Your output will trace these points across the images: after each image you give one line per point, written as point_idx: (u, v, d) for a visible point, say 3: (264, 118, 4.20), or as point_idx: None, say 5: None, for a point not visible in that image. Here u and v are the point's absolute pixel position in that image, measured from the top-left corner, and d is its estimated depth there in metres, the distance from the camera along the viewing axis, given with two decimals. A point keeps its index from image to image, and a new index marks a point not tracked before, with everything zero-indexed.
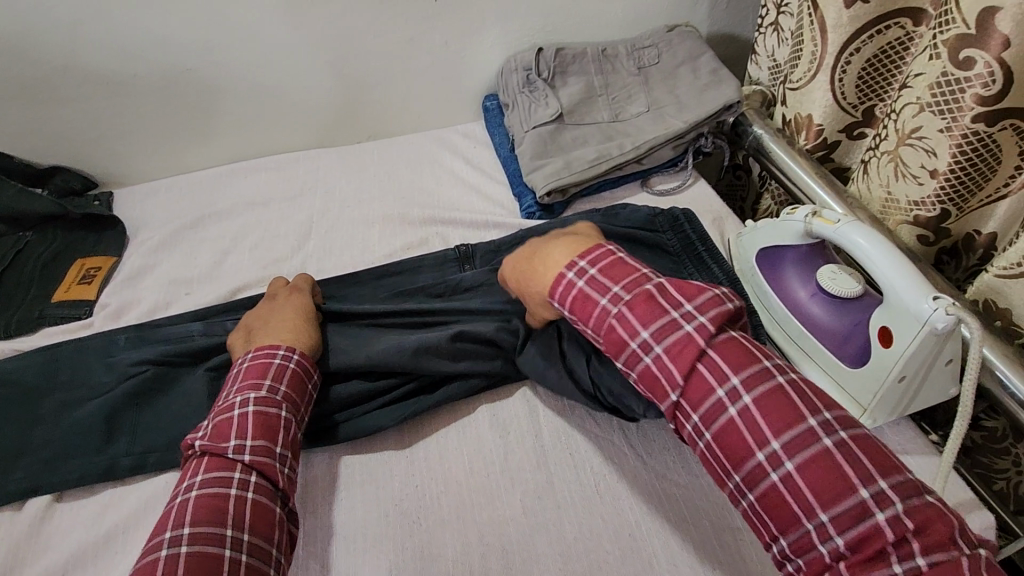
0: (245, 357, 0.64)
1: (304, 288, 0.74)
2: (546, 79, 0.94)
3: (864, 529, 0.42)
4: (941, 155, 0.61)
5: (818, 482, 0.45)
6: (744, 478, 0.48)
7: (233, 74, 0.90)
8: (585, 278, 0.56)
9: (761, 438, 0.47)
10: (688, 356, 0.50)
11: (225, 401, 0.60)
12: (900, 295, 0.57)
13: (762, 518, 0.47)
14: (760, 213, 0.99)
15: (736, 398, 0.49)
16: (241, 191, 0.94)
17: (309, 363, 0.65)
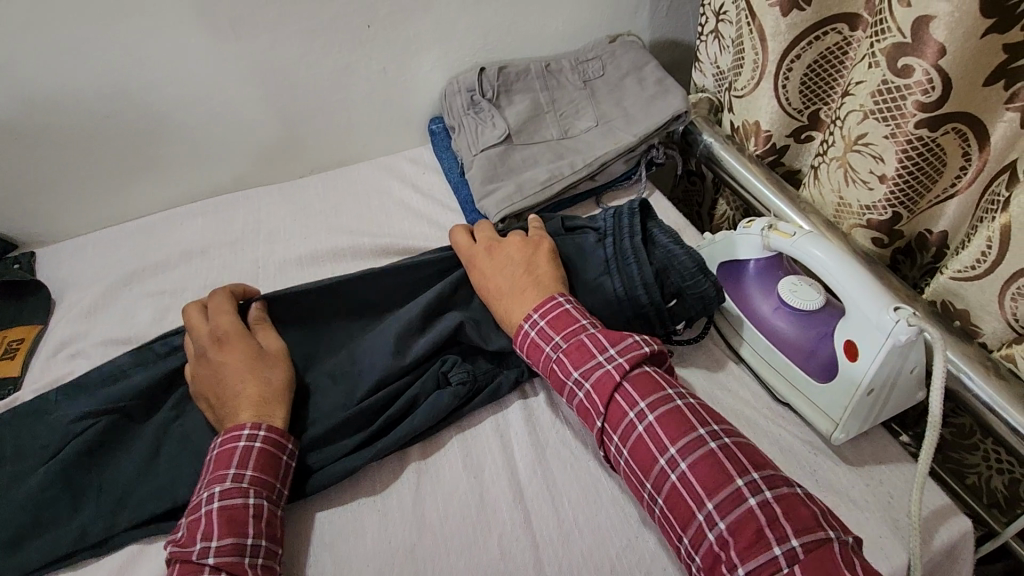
0: (213, 443, 0.58)
1: (237, 330, 0.64)
2: (490, 99, 0.91)
3: (743, 512, 0.48)
4: (888, 160, 0.61)
5: (707, 477, 0.50)
6: (652, 485, 0.53)
7: (157, 117, 0.85)
8: (536, 326, 0.62)
9: (662, 446, 0.53)
10: (608, 385, 0.57)
11: (194, 497, 0.55)
12: (861, 308, 0.57)
13: (669, 521, 0.52)
14: (717, 219, 0.99)
15: (642, 417, 0.55)
16: (177, 240, 0.89)
17: (279, 435, 0.59)
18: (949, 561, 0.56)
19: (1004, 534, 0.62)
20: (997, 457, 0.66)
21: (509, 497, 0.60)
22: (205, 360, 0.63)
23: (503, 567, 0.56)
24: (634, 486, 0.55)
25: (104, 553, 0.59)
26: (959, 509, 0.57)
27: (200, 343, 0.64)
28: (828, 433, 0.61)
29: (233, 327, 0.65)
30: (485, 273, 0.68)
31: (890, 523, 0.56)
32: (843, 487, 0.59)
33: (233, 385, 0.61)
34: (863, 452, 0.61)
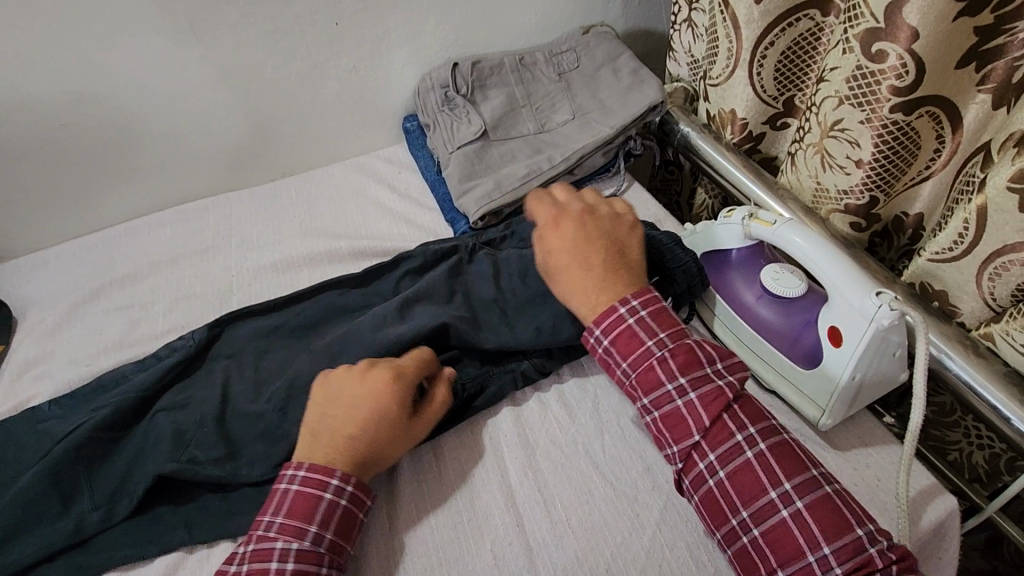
0: (298, 469, 0.55)
1: (413, 372, 0.60)
2: (465, 94, 0.90)
3: (860, 561, 0.48)
4: (864, 145, 0.61)
5: (825, 520, 0.49)
6: (754, 514, 0.51)
7: (117, 125, 0.81)
8: (635, 316, 0.58)
9: (774, 478, 0.52)
10: (718, 403, 0.55)
11: (264, 534, 0.52)
12: (844, 294, 0.57)
13: (763, 552, 0.51)
14: (696, 208, 0.99)
15: (753, 443, 0.53)
16: (146, 252, 0.86)
17: (364, 494, 0.56)
18: (936, 540, 0.57)
19: (986, 510, 0.64)
20: (978, 433, 0.67)
21: (501, 501, 0.60)
22: (362, 378, 0.59)
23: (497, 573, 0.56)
24: (720, 510, 0.53)
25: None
26: (944, 487, 0.58)
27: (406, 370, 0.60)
28: (815, 420, 0.61)
29: (413, 366, 0.60)
30: (562, 243, 0.63)
31: (878, 506, 0.57)
32: (831, 472, 0.59)
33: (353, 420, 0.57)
34: (849, 436, 0.62)
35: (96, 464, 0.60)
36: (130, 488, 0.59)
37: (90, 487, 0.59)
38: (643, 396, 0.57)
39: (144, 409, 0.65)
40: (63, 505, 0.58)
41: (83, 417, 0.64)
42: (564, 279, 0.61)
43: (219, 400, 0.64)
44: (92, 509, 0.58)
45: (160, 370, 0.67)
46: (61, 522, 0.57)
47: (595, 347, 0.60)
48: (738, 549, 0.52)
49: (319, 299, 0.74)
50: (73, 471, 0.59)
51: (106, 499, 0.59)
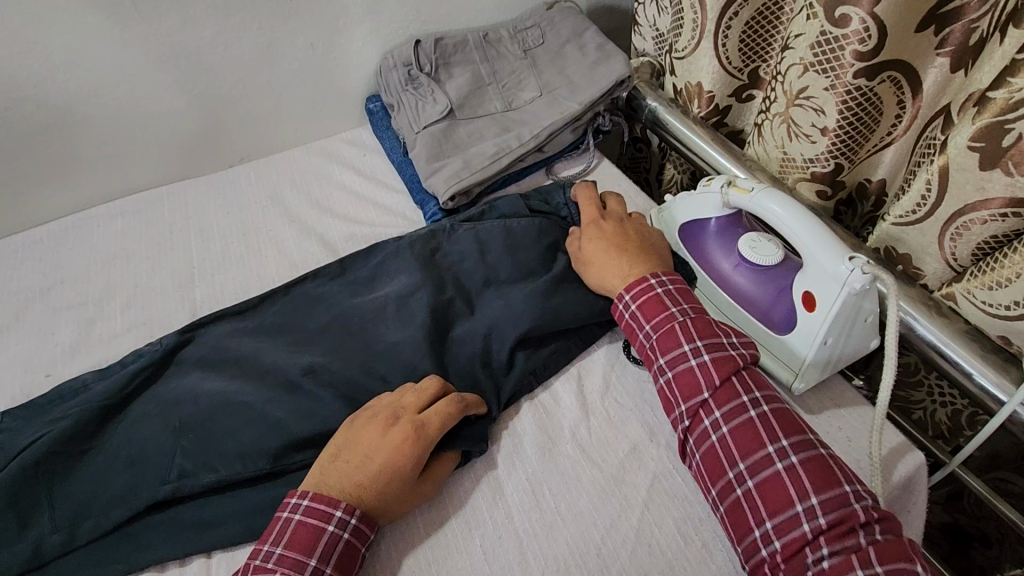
0: (301, 497, 0.52)
1: (435, 433, 0.56)
2: (429, 73, 0.87)
3: (845, 510, 0.48)
4: (828, 113, 0.62)
5: (817, 473, 0.50)
6: (749, 465, 0.52)
7: (57, 114, 0.76)
8: (663, 288, 0.62)
9: (773, 436, 0.53)
10: (728, 366, 0.57)
11: (261, 564, 0.49)
12: (817, 258, 0.58)
13: (754, 503, 0.51)
14: (665, 184, 0.99)
15: (756, 404, 0.55)
16: (98, 246, 0.81)
17: (368, 524, 0.53)
18: (907, 495, 0.59)
19: (950, 464, 0.66)
20: (941, 390, 0.70)
21: (487, 491, 0.59)
22: (384, 428, 0.55)
23: (484, 557, 0.55)
24: (716, 463, 0.54)
25: None
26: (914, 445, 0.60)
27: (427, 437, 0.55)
28: (789, 384, 0.62)
29: (435, 424, 0.56)
30: (601, 234, 0.67)
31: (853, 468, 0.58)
32: None
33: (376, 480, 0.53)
34: (822, 400, 0.63)
35: (56, 480, 0.57)
36: (95, 505, 0.56)
37: (51, 507, 0.56)
38: (659, 357, 0.59)
39: (106, 420, 0.61)
40: (20, 527, 0.54)
41: (38, 431, 0.60)
42: (600, 263, 0.66)
43: (186, 403, 0.61)
44: (53, 532, 0.55)
45: (122, 376, 0.63)
46: (20, 546, 0.54)
47: (622, 314, 0.63)
48: (731, 503, 0.52)
49: (299, 294, 0.72)
50: (32, 489, 0.56)
51: (68, 520, 0.55)
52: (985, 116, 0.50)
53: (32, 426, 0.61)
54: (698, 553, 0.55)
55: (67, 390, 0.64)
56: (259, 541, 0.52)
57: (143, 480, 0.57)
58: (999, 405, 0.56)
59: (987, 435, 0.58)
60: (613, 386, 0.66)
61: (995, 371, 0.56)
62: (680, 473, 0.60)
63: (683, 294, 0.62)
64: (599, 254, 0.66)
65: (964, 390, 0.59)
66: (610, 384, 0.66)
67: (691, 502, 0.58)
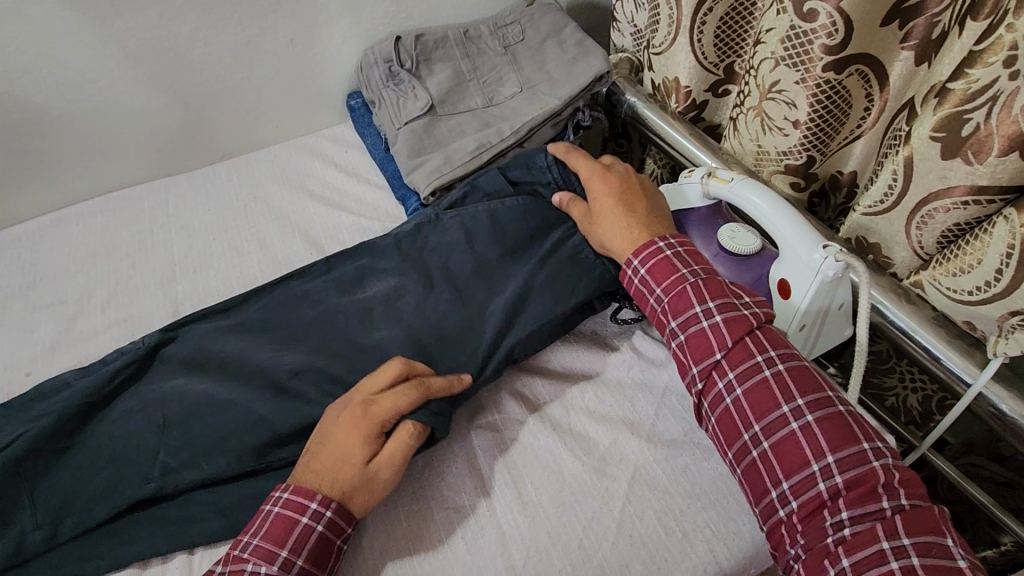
0: (282, 490, 0.53)
1: (386, 415, 0.55)
2: (409, 69, 0.88)
3: (863, 470, 0.49)
4: (800, 106, 0.63)
5: (834, 432, 0.51)
6: (765, 427, 0.53)
7: (35, 110, 0.76)
8: (672, 250, 0.60)
9: (788, 396, 0.53)
10: (742, 327, 0.56)
11: (238, 555, 0.50)
12: (793, 247, 0.59)
13: (770, 464, 0.52)
14: (645, 178, 1.01)
15: (772, 364, 0.54)
16: (78, 244, 0.81)
17: (345, 518, 0.53)
18: None
19: (922, 448, 0.68)
20: (912, 376, 0.73)
21: (470, 485, 0.60)
22: (338, 413, 0.56)
23: (469, 554, 0.56)
24: (731, 426, 0.55)
25: None
26: (885, 431, 0.62)
27: (374, 417, 0.55)
28: None
29: (386, 404, 0.56)
30: (608, 190, 0.66)
31: None
32: None
33: (341, 467, 0.53)
34: None
35: (39, 478, 0.57)
36: (81, 502, 0.56)
37: (35, 503, 0.56)
38: (673, 320, 0.58)
39: (89, 416, 0.61)
40: (1, 526, 0.54)
41: (19, 430, 0.59)
42: (606, 220, 0.65)
43: (169, 399, 0.61)
44: (36, 529, 0.54)
45: (106, 372, 0.63)
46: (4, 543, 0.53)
47: (632, 280, 0.62)
48: (748, 464, 0.54)
49: (283, 290, 0.71)
50: (16, 486, 0.56)
51: (50, 518, 0.55)
52: (946, 107, 0.52)
53: (12, 423, 0.61)
54: (677, 544, 0.56)
55: (50, 387, 0.64)
56: (243, 529, 0.53)
57: (128, 477, 0.57)
58: (965, 388, 0.58)
59: (954, 418, 0.59)
60: (593, 380, 0.67)
61: (961, 355, 0.58)
62: (659, 463, 0.61)
63: (693, 254, 0.61)
64: (606, 213, 0.65)
65: (932, 374, 0.61)
66: (588, 381, 0.67)
67: (671, 493, 0.59)
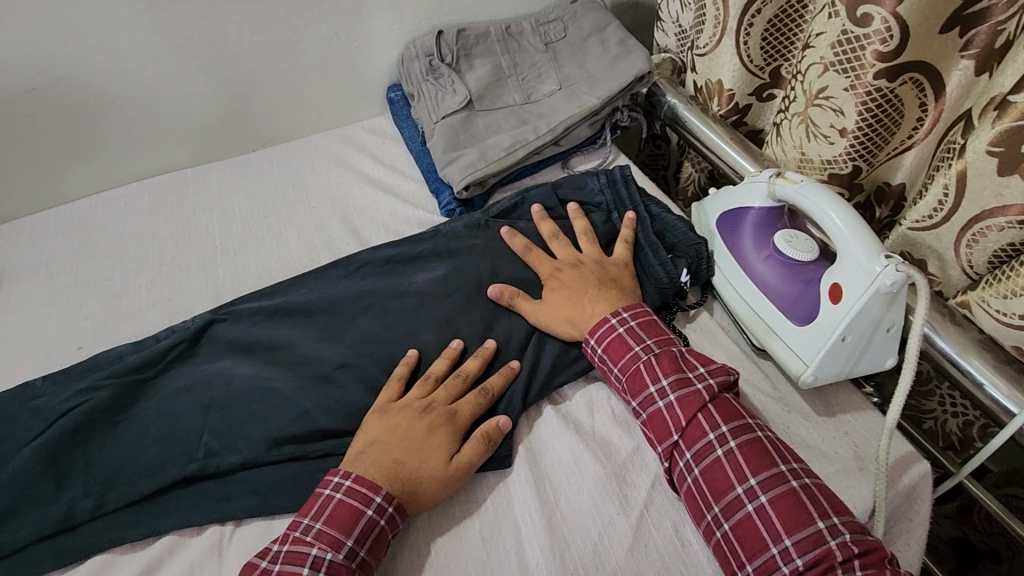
0: (344, 478, 0.54)
1: (467, 419, 0.60)
2: (450, 63, 0.88)
3: (820, 553, 0.49)
4: (848, 113, 0.62)
5: (789, 513, 0.51)
6: (723, 508, 0.53)
7: (95, 92, 0.79)
8: (624, 326, 0.63)
9: (742, 475, 0.53)
10: (694, 404, 0.57)
11: (300, 537, 0.51)
12: (853, 252, 0.57)
13: (733, 547, 0.52)
14: (682, 181, 0.99)
15: (723, 441, 0.55)
16: (130, 223, 0.84)
17: (401, 515, 0.54)
18: (908, 502, 0.58)
19: (957, 475, 0.65)
20: (953, 400, 0.70)
21: (491, 481, 0.60)
22: (417, 416, 0.58)
23: (485, 553, 0.56)
24: (695, 508, 0.55)
25: (71, 561, 0.55)
26: (921, 455, 0.60)
27: (458, 414, 0.59)
28: (798, 374, 0.61)
29: (468, 408, 0.60)
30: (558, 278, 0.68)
31: (859, 472, 0.58)
32: (813, 442, 0.60)
33: (414, 463, 0.56)
34: (829, 404, 0.63)
35: (88, 446, 0.59)
36: (125, 473, 0.58)
37: (84, 470, 0.58)
38: (631, 400, 0.60)
39: (135, 390, 0.63)
40: (55, 489, 0.57)
41: (69, 398, 0.62)
42: (559, 304, 0.66)
43: (209, 379, 0.64)
44: (84, 496, 0.57)
45: (153, 350, 0.66)
46: (54, 507, 0.56)
47: (592, 356, 0.64)
48: (715, 544, 0.53)
49: (322, 280, 0.73)
50: (68, 452, 0.59)
51: (99, 487, 0.57)
52: (1005, 121, 0.50)
53: (65, 389, 0.63)
54: (696, 556, 0.55)
55: (102, 360, 0.66)
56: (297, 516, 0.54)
57: (171, 451, 0.59)
58: (1009, 418, 0.54)
59: (996, 447, 0.56)
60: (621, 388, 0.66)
61: (1008, 383, 0.55)
62: None
63: (645, 329, 0.63)
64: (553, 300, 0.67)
65: (973, 400, 0.58)
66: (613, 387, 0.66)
67: None
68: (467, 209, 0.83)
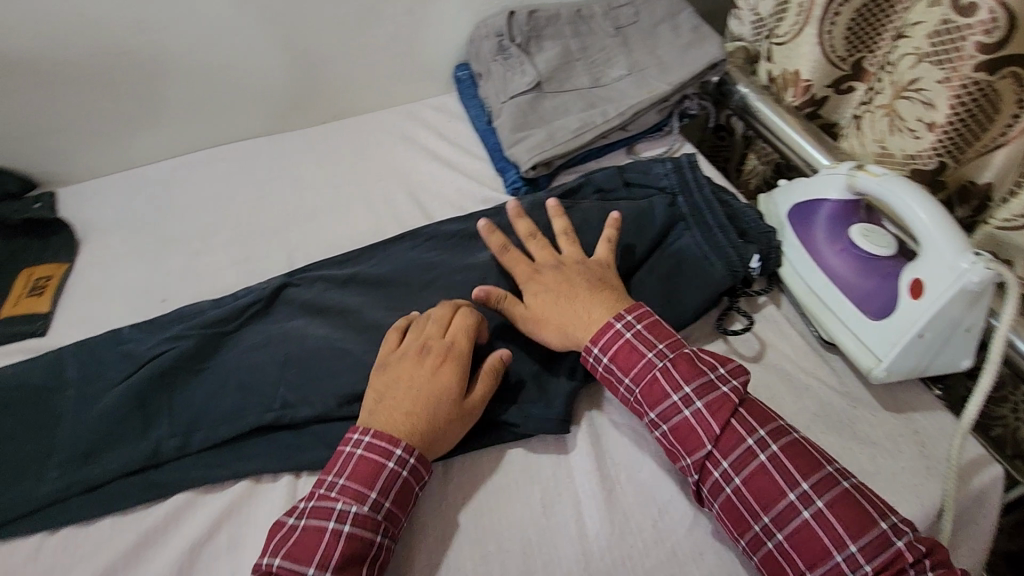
0: (362, 434, 0.55)
1: (467, 350, 0.60)
2: (520, 44, 0.89)
3: (888, 555, 0.47)
4: (939, 107, 0.60)
5: (849, 516, 0.49)
6: (774, 518, 0.51)
7: (181, 59, 0.83)
8: (632, 330, 0.59)
9: (791, 480, 0.51)
10: (726, 409, 0.55)
11: (325, 494, 0.52)
12: (938, 248, 0.56)
13: (789, 557, 0.50)
14: (745, 174, 0.98)
15: (764, 445, 0.53)
16: (207, 186, 0.87)
17: (424, 463, 0.55)
18: (977, 505, 0.58)
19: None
20: None
21: (552, 453, 0.61)
22: (416, 361, 0.58)
23: (545, 520, 0.57)
24: (738, 521, 0.52)
25: (156, 497, 0.58)
26: (994, 460, 0.58)
27: (457, 350, 0.59)
28: (869, 369, 0.60)
29: (464, 340, 0.60)
30: (547, 285, 0.63)
31: (928, 471, 0.57)
32: (880, 439, 0.59)
33: (426, 406, 0.56)
34: (899, 402, 0.62)
35: (173, 392, 0.63)
36: (205, 419, 0.61)
37: (169, 414, 0.62)
38: (652, 410, 0.57)
39: (214, 343, 0.66)
40: (143, 429, 0.61)
41: (155, 346, 0.65)
42: (559, 312, 0.61)
43: (284, 337, 0.66)
44: (169, 437, 0.60)
45: (231, 306, 0.69)
46: (142, 445, 0.59)
47: (595, 368, 0.60)
48: (765, 555, 0.51)
49: (392, 251, 0.75)
50: (155, 395, 0.62)
51: (182, 429, 0.61)
52: None
53: (150, 338, 0.67)
54: None
55: (184, 313, 0.70)
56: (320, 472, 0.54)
57: (249, 402, 0.62)
58: None
59: None
60: None
61: None
62: None
63: (657, 331, 0.59)
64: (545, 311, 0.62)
65: None
66: None
67: None
68: (532, 189, 0.84)
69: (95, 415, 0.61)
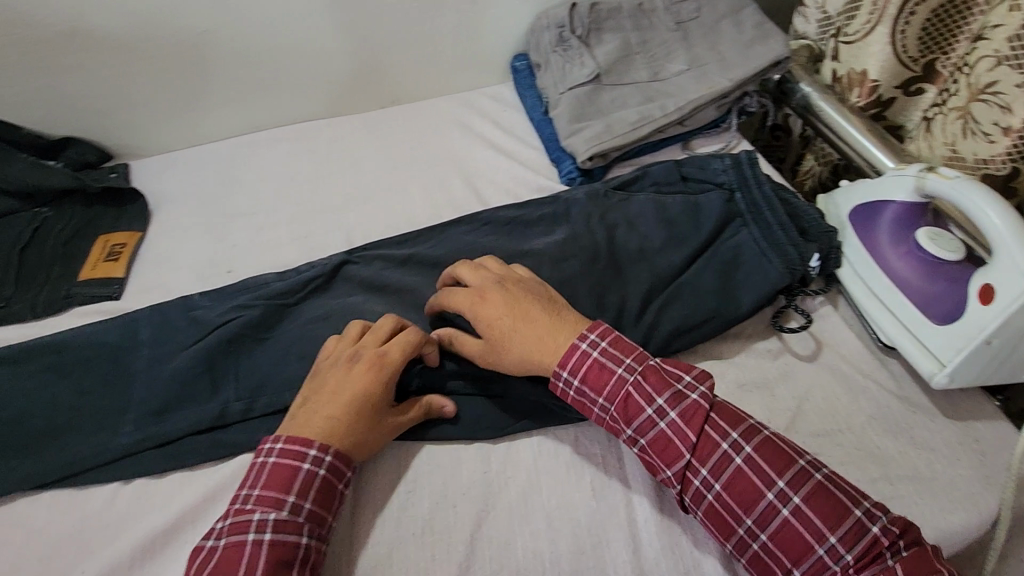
0: (275, 442, 0.53)
1: (399, 361, 0.58)
2: (580, 36, 0.89)
3: (866, 542, 0.47)
4: (1017, 111, 0.59)
5: (825, 508, 0.48)
6: (756, 520, 0.49)
7: (252, 40, 0.86)
8: (597, 348, 0.56)
9: (768, 480, 0.50)
10: (697, 415, 0.52)
11: (240, 507, 0.50)
12: (1012, 253, 0.55)
13: (775, 555, 0.49)
14: (800, 175, 0.97)
15: (738, 447, 0.51)
16: (270, 164, 0.90)
17: (344, 465, 0.54)
18: None
19: None
20: None
21: (603, 438, 0.62)
22: (346, 369, 0.57)
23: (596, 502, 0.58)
24: (724, 524, 0.51)
25: (222, 456, 0.61)
26: None
27: (391, 359, 0.58)
28: (930, 374, 0.59)
29: (398, 352, 0.58)
30: (498, 309, 0.58)
31: (987, 479, 0.56)
32: (938, 444, 0.59)
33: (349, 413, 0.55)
34: (959, 409, 0.61)
35: (238, 357, 0.66)
36: (269, 385, 0.64)
37: (235, 377, 0.64)
38: (625, 427, 0.54)
39: (277, 314, 0.69)
40: (211, 390, 0.64)
41: (223, 313, 0.68)
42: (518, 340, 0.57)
43: (344, 312, 0.68)
44: (236, 400, 0.63)
45: (294, 280, 0.71)
46: (210, 406, 0.62)
47: (566, 391, 0.56)
48: (752, 556, 0.50)
49: (449, 234, 0.77)
50: (222, 360, 0.65)
51: (248, 393, 0.63)
52: None
53: (217, 306, 0.70)
54: None
55: (249, 284, 0.72)
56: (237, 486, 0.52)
57: None
58: None
59: None
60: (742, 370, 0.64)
61: None
62: None
63: (620, 344, 0.56)
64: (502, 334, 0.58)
65: None
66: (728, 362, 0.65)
67: None
68: (586, 180, 0.84)
69: (167, 375, 0.64)
